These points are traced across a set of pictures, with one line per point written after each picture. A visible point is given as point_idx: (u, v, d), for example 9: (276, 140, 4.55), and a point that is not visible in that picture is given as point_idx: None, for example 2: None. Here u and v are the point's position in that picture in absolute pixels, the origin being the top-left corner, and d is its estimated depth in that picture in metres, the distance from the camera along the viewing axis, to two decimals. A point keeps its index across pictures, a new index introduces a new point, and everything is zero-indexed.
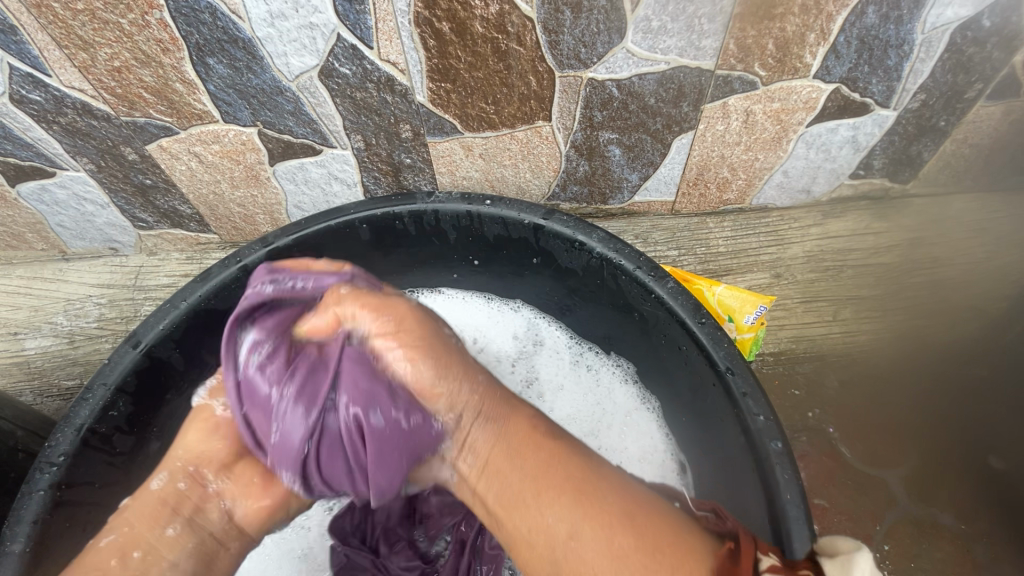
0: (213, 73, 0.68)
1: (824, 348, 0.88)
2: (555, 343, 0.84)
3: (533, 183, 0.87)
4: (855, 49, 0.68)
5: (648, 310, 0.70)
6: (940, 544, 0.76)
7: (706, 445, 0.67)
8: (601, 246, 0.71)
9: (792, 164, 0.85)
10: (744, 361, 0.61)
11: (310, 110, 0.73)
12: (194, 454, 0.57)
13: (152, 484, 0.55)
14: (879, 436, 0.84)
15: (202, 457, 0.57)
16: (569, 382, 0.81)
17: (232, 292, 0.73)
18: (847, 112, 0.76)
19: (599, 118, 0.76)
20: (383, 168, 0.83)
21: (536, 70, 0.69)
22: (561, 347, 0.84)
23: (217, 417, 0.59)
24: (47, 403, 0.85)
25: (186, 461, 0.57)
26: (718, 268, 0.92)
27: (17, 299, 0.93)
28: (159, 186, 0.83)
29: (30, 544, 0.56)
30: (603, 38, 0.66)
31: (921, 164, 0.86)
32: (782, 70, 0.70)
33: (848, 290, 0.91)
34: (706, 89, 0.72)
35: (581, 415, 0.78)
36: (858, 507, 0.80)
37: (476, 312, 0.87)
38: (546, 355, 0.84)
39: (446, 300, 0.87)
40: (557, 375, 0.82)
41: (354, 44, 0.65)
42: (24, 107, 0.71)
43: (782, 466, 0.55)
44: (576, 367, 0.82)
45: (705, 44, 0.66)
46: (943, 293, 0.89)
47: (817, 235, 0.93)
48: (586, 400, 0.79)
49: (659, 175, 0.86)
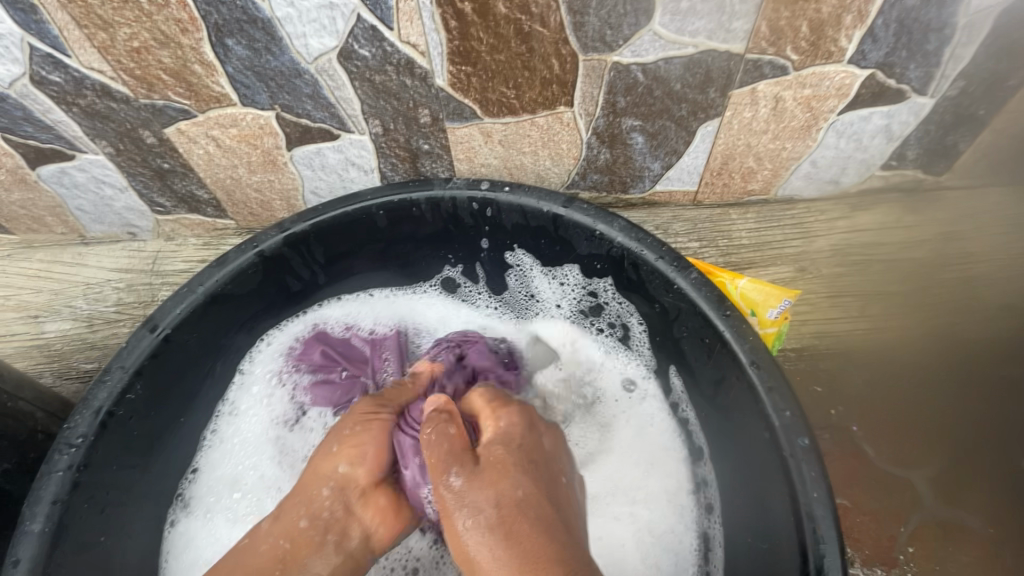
0: (231, 54, 0.67)
1: (849, 344, 0.86)
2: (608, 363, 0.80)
3: (552, 171, 0.85)
4: (893, 31, 0.65)
5: (670, 302, 0.69)
6: (968, 549, 0.74)
7: (729, 442, 0.66)
8: (622, 236, 0.69)
9: (821, 153, 0.82)
10: (769, 354, 0.60)
11: (328, 93, 0.72)
12: (323, 472, 0.61)
13: (264, 525, 0.60)
14: (908, 436, 0.81)
15: (327, 476, 0.61)
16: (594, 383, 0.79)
17: (249, 277, 0.72)
18: (881, 100, 0.74)
19: (622, 104, 0.74)
20: (401, 154, 0.82)
21: (559, 53, 0.67)
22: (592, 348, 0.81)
23: (356, 440, 0.62)
24: (66, 386, 0.86)
25: (339, 454, 0.62)
26: (740, 260, 0.90)
27: (38, 283, 0.93)
28: (177, 170, 0.83)
29: (50, 524, 0.56)
30: (630, 20, 0.64)
31: (957, 155, 0.82)
32: (815, 54, 0.67)
33: (876, 286, 0.88)
34: (735, 74, 0.70)
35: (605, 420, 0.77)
36: (883, 507, 0.78)
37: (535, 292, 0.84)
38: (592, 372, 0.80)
39: (488, 290, 0.86)
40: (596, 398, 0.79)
41: (373, 25, 0.64)
42: (45, 88, 0.70)
43: (809, 463, 0.54)
44: (620, 390, 0.78)
45: (735, 27, 0.64)
46: (975, 290, 0.86)
47: (844, 228, 0.90)
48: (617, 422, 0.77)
49: (682, 164, 0.84)
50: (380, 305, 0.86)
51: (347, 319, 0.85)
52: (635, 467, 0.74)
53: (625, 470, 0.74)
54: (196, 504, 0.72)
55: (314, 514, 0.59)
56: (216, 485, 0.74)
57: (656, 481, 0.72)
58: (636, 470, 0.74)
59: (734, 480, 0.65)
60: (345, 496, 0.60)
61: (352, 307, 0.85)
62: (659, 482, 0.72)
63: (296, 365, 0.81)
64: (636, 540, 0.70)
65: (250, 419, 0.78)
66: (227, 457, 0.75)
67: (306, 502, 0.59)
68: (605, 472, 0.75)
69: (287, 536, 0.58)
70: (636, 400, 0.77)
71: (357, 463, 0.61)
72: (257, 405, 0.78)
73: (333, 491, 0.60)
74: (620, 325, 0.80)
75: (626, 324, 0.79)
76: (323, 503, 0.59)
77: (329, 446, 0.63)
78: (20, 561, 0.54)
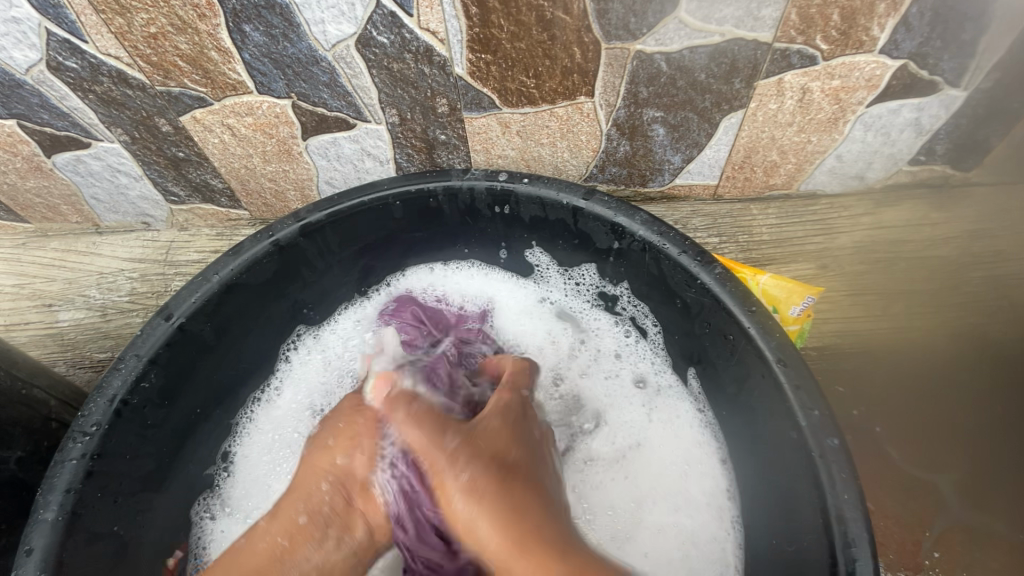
0: (249, 40, 0.66)
1: (873, 343, 0.84)
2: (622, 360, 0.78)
3: (570, 163, 0.84)
4: (928, 21, 0.63)
5: (692, 298, 0.67)
6: (996, 555, 0.72)
7: (751, 441, 0.65)
8: (643, 229, 0.68)
9: (847, 148, 0.80)
10: (797, 353, 0.58)
11: (345, 81, 0.71)
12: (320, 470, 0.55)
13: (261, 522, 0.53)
14: (932, 439, 0.79)
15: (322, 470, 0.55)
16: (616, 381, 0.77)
17: (264, 266, 0.72)
18: (911, 92, 0.71)
19: (644, 94, 0.72)
20: (417, 145, 0.81)
21: (581, 41, 0.66)
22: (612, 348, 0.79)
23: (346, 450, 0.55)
24: (80, 375, 0.86)
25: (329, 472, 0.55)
26: (760, 256, 0.88)
27: (53, 271, 0.93)
28: (192, 159, 0.82)
29: (63, 512, 0.56)
30: (655, 7, 0.62)
31: (988, 150, 0.80)
32: (845, 44, 0.65)
33: (901, 283, 0.86)
34: (761, 64, 0.68)
35: (627, 420, 0.75)
36: (907, 511, 0.76)
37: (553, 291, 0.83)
38: (601, 370, 0.78)
39: (511, 286, 0.85)
40: (610, 394, 0.77)
41: (393, 11, 0.62)
42: (61, 74, 0.70)
43: (839, 464, 0.53)
44: (629, 388, 0.77)
45: (764, 14, 0.62)
46: (1004, 290, 0.84)
47: (868, 224, 0.88)
48: (641, 420, 0.75)
49: (703, 157, 0.82)
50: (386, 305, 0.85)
51: (427, 286, 0.85)
52: (671, 469, 0.71)
53: (656, 473, 0.71)
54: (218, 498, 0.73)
55: (314, 511, 0.53)
56: (242, 479, 0.74)
57: (691, 484, 0.69)
58: (671, 472, 0.71)
59: (757, 483, 0.64)
60: (346, 490, 0.54)
61: (429, 281, 0.85)
62: (696, 486, 0.69)
63: (386, 320, 0.81)
64: (678, 548, 0.67)
65: (293, 401, 0.79)
66: (263, 452, 0.76)
67: (304, 496, 0.53)
68: (636, 472, 0.72)
69: (286, 536, 0.51)
70: (651, 395, 0.76)
71: (353, 455, 0.55)
72: (303, 384, 0.80)
73: (335, 484, 0.54)
74: (633, 324, 0.79)
75: (640, 323, 0.78)
76: (324, 496, 0.53)
77: (324, 438, 0.57)
78: (33, 550, 0.54)
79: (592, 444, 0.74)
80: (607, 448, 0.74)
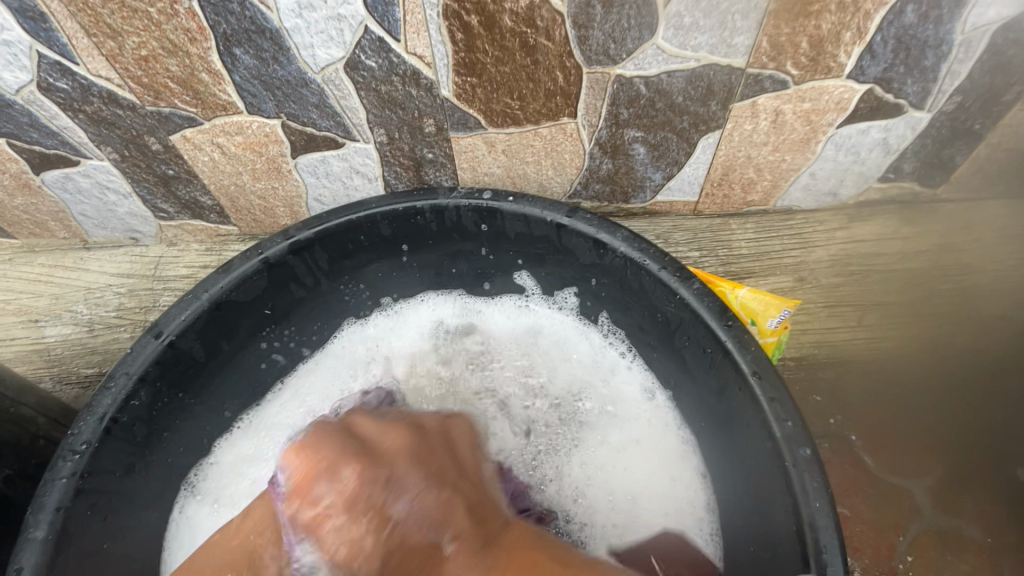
0: (239, 63, 0.67)
1: (847, 354, 0.87)
2: (610, 382, 0.80)
3: (554, 180, 0.86)
4: (891, 48, 0.67)
5: (672, 313, 0.70)
6: (967, 557, 0.75)
7: (730, 453, 0.67)
8: (625, 246, 0.70)
9: (820, 165, 0.83)
10: (772, 365, 0.61)
11: (334, 102, 0.72)
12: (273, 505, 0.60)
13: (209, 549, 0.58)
14: (904, 447, 0.82)
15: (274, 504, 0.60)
16: (606, 390, 0.80)
17: (253, 284, 0.73)
18: (878, 114, 0.75)
19: (625, 115, 0.75)
20: (405, 163, 0.82)
21: (563, 65, 0.68)
22: (601, 362, 0.82)
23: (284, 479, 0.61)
24: (67, 391, 0.86)
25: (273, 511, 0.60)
26: (739, 270, 0.91)
27: (39, 287, 0.93)
28: (181, 176, 0.83)
29: (52, 531, 0.56)
30: (633, 34, 0.64)
31: (954, 168, 0.83)
32: (815, 70, 0.69)
33: (874, 296, 0.89)
34: (736, 88, 0.71)
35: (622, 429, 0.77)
36: (884, 517, 0.79)
37: (542, 310, 0.86)
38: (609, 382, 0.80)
39: (501, 301, 0.87)
40: (616, 393, 0.79)
41: (380, 36, 0.64)
42: (51, 95, 0.71)
43: (811, 474, 0.55)
44: (638, 396, 0.79)
45: (736, 42, 0.65)
46: (972, 301, 0.87)
47: (842, 238, 0.91)
48: (633, 428, 0.77)
49: (683, 175, 0.85)
50: (386, 318, 0.87)
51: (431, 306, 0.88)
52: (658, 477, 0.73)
53: (649, 479, 0.73)
54: (223, 474, 0.75)
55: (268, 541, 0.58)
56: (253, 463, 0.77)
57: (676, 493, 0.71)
58: (660, 482, 0.72)
59: (736, 495, 0.66)
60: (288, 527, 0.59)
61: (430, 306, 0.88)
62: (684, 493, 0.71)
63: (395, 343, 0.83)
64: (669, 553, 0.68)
65: (284, 417, 0.80)
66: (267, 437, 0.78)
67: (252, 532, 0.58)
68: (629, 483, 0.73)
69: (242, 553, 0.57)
70: (648, 411, 0.77)
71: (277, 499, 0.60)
72: (292, 404, 0.81)
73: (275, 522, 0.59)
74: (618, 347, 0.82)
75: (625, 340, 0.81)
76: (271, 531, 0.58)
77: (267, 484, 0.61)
78: (22, 569, 0.54)
79: (596, 443, 0.77)
80: (611, 436, 0.77)
